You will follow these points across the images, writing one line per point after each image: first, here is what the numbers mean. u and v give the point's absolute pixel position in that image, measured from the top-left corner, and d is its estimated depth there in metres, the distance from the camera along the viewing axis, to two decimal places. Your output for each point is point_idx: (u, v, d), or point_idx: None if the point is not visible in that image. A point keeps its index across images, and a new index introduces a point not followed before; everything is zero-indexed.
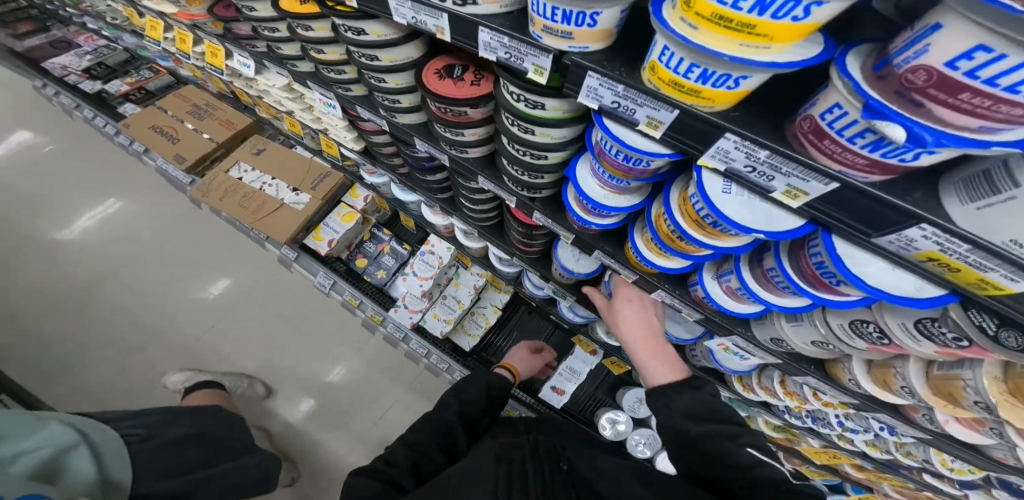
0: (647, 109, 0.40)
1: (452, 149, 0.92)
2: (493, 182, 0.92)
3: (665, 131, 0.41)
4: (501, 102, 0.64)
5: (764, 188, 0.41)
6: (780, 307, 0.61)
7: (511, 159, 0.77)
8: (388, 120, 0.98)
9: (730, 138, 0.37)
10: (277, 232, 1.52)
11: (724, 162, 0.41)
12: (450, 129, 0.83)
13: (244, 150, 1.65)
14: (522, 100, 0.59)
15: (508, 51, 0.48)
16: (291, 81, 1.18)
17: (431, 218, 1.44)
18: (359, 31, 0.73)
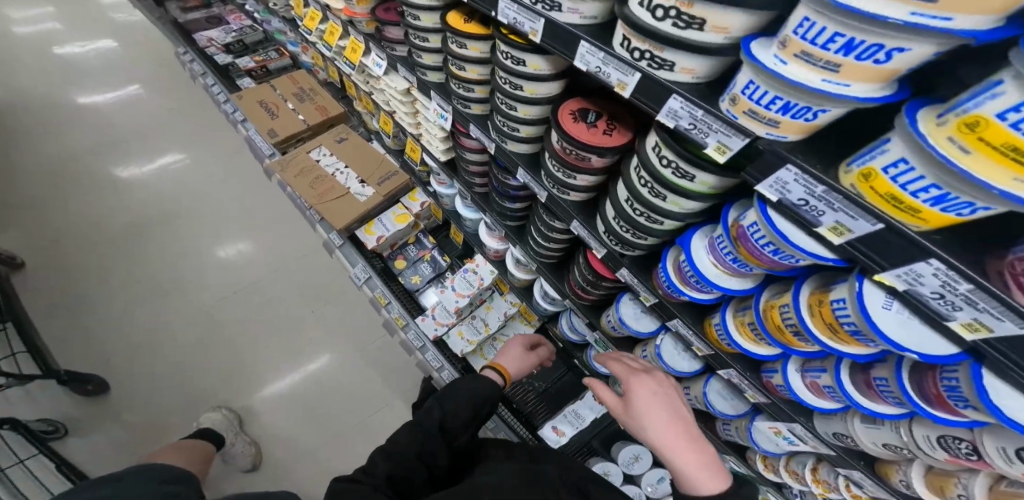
0: (840, 215, 0.43)
1: (554, 188, 0.96)
2: (587, 228, 0.95)
3: (850, 238, 0.44)
4: (644, 163, 0.68)
5: (943, 315, 0.44)
6: (871, 412, 0.62)
7: (620, 213, 0.81)
8: (499, 145, 1.04)
9: (934, 265, 0.38)
10: (336, 216, 1.58)
11: (909, 284, 0.43)
12: (566, 169, 0.88)
13: (329, 137, 1.77)
14: (671, 168, 0.63)
15: (695, 123, 0.52)
16: (411, 87, 1.28)
17: (487, 239, 1.48)
18: (519, 61, 0.81)
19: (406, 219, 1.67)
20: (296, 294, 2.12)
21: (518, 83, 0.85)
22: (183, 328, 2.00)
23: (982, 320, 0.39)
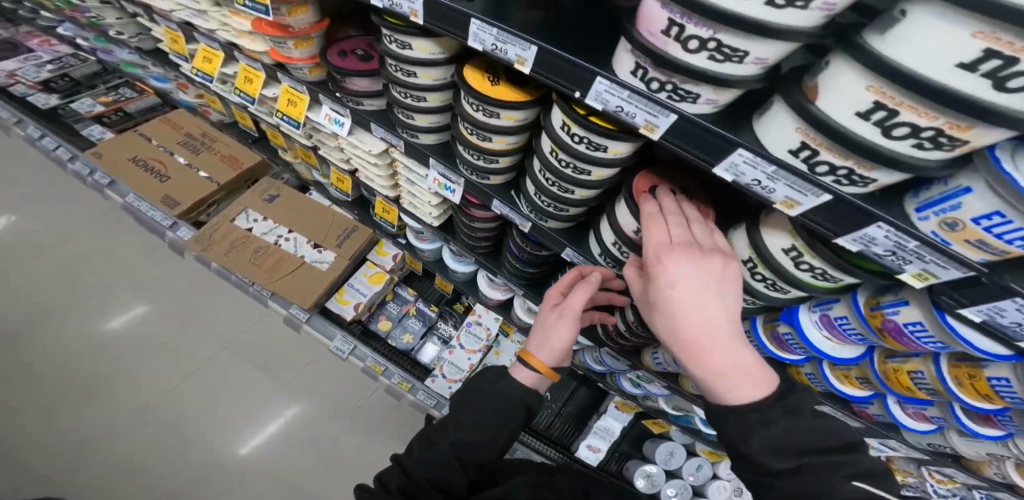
0: (791, 190, 0.43)
1: (472, 175, 0.87)
2: (510, 208, 0.87)
3: (801, 213, 0.43)
4: (559, 140, 0.61)
5: (891, 268, 0.44)
6: (834, 356, 0.63)
7: (539, 189, 0.76)
8: (403, 140, 0.93)
9: (884, 229, 0.40)
10: (296, 290, 1.58)
11: (861, 244, 0.43)
12: (478, 157, 0.79)
13: (256, 196, 1.76)
14: (583, 142, 0.59)
15: (622, 104, 0.48)
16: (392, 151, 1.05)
17: (489, 292, 1.46)
18: (405, 44, 0.70)
19: (380, 276, 1.77)
20: (234, 355, 1.92)
21: (409, 71, 0.75)
22: (111, 431, 1.74)
23: (925, 271, 0.43)
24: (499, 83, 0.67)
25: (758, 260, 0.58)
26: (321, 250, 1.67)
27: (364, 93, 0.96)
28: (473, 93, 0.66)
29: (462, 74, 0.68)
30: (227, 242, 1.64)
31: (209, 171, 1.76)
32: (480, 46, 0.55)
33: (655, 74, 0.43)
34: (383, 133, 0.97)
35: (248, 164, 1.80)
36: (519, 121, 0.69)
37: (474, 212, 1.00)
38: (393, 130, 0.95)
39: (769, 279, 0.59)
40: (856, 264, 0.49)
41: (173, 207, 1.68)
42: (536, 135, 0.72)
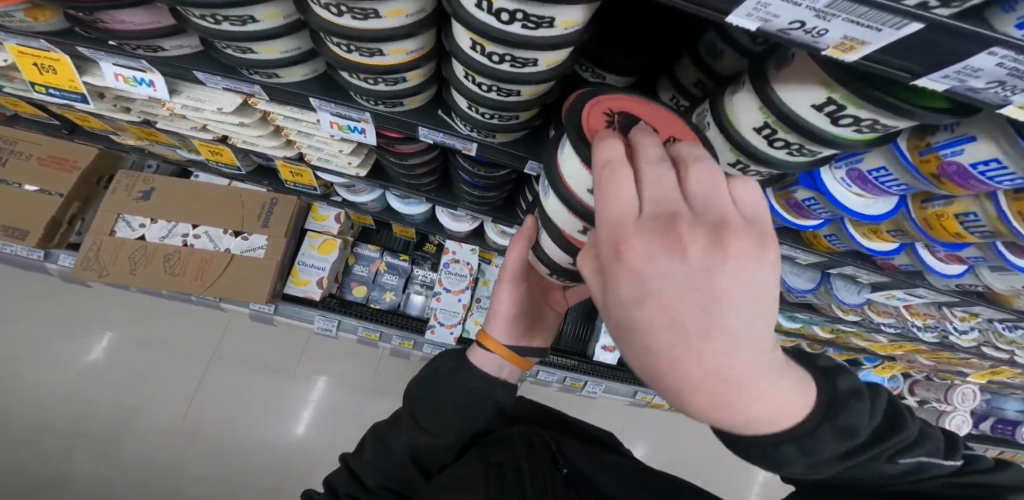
0: (854, 27, 0.29)
1: (378, 105, 0.64)
2: (445, 136, 0.67)
3: (864, 53, 0.32)
4: (485, 31, 0.40)
5: (995, 103, 0.34)
6: (863, 213, 0.62)
7: (468, 99, 0.56)
8: (257, 84, 0.64)
9: (997, 56, 0.28)
10: (237, 289, 1.37)
11: (959, 81, 0.32)
12: (377, 78, 0.56)
13: (123, 198, 1.42)
14: (519, 21, 0.39)
15: None
16: (246, 97, 0.70)
17: (455, 226, 1.37)
18: None
19: (330, 243, 1.60)
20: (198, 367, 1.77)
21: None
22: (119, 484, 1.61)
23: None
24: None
25: (779, 125, 0.46)
26: (247, 236, 1.43)
27: (150, 34, 0.57)
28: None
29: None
30: (125, 259, 1.36)
31: (37, 182, 1.39)
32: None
33: None
34: (221, 84, 0.66)
35: (86, 161, 1.44)
36: (410, 15, 0.46)
37: (400, 148, 0.78)
38: (236, 74, 0.63)
39: (793, 145, 0.49)
40: (919, 103, 0.38)
41: (23, 238, 1.35)
42: (443, 31, 0.50)
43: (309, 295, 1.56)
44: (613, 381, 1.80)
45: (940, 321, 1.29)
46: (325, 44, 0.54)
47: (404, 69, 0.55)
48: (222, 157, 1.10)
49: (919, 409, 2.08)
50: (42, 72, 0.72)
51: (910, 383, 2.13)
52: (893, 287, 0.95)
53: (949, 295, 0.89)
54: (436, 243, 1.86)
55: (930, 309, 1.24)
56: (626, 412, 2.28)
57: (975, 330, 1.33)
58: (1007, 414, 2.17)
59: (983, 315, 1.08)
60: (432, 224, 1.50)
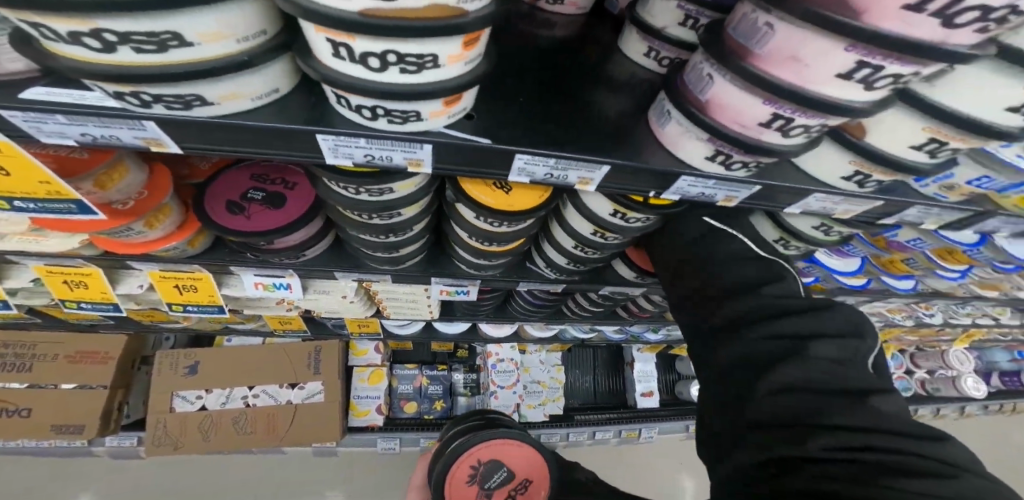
0: (851, 206, 0.50)
1: (478, 271, 0.78)
2: (533, 280, 0.84)
3: (852, 215, 0.52)
4: (614, 226, 0.58)
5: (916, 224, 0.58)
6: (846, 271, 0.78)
7: (570, 260, 0.72)
8: (387, 272, 0.76)
9: (920, 208, 0.51)
10: (313, 435, 1.52)
11: (898, 219, 0.55)
12: (491, 256, 0.70)
13: (172, 375, 1.48)
14: (636, 220, 0.57)
15: (705, 190, 0.47)
16: (366, 283, 0.83)
17: (493, 333, 1.55)
18: (381, 191, 0.51)
19: (377, 372, 1.75)
20: None
21: (393, 212, 0.57)
22: None
23: (937, 216, 0.55)
24: (512, 188, 0.56)
25: (789, 237, 0.65)
26: (303, 385, 1.54)
27: (303, 247, 0.64)
28: (498, 215, 0.55)
29: (468, 196, 0.55)
30: (195, 430, 1.46)
31: (76, 379, 1.39)
32: (530, 178, 0.47)
33: (741, 158, 0.41)
34: (354, 275, 0.75)
35: (119, 349, 1.43)
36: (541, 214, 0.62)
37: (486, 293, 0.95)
38: (364, 268, 0.73)
39: (801, 247, 0.67)
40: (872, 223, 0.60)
41: (80, 433, 1.39)
42: (559, 220, 0.65)
43: (372, 423, 1.70)
44: (665, 421, 2.06)
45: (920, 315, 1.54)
46: (461, 238, 0.69)
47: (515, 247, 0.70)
48: (289, 324, 1.17)
49: (932, 379, 2.34)
50: (182, 292, 0.74)
51: (909, 357, 2.41)
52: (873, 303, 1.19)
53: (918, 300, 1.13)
54: (467, 346, 1.99)
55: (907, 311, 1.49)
56: (679, 455, 2.33)
57: (947, 314, 1.58)
58: (1002, 365, 2.46)
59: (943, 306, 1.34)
60: (472, 332, 1.59)
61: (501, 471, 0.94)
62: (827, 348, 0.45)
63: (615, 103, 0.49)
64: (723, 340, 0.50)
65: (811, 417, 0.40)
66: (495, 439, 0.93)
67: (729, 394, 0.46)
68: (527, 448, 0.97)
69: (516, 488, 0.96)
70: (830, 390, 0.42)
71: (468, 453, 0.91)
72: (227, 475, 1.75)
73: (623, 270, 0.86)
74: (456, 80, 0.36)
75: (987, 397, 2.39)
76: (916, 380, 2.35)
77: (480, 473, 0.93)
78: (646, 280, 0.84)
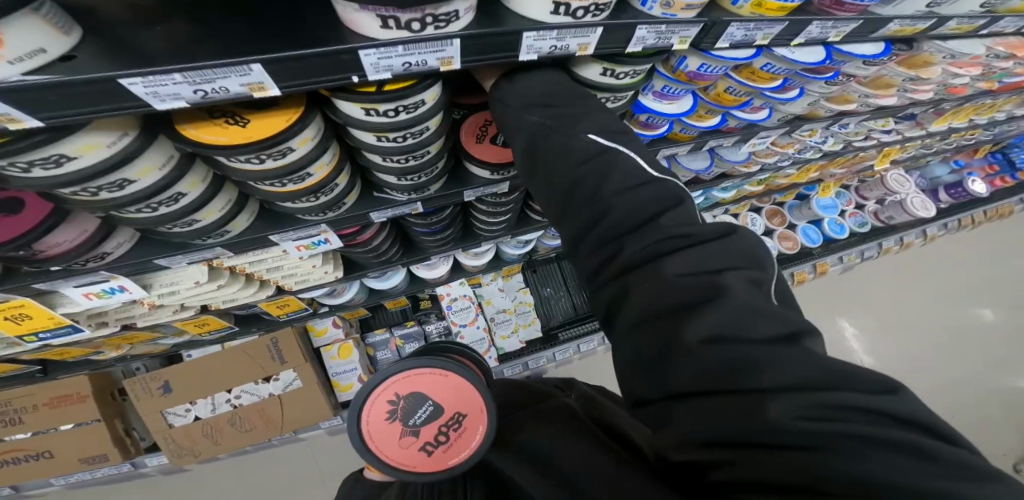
0: (578, 39, 0.50)
1: (324, 215, 0.74)
2: (388, 208, 0.81)
3: (593, 49, 0.52)
4: (383, 125, 0.53)
5: (670, 47, 0.58)
6: (685, 113, 0.81)
7: (394, 173, 0.69)
8: (215, 247, 0.71)
9: (645, 29, 0.52)
10: (305, 415, 1.60)
11: (643, 45, 0.56)
12: (307, 197, 0.65)
13: (148, 398, 1.44)
14: (402, 111, 0.52)
15: (406, 60, 0.43)
16: (211, 261, 0.78)
17: (431, 273, 1.50)
18: (56, 160, 0.41)
19: (346, 346, 1.73)
20: None
21: (117, 181, 0.46)
22: None
23: (677, 32, 0.56)
24: (249, 120, 0.49)
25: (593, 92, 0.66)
26: (278, 377, 1.55)
27: (85, 244, 0.59)
28: (239, 153, 0.48)
29: (193, 142, 0.47)
30: (199, 436, 1.52)
31: (68, 420, 1.37)
32: (183, 101, 0.39)
33: (408, 15, 0.39)
34: (184, 260, 0.71)
35: (88, 389, 1.35)
36: (315, 138, 0.55)
37: (361, 238, 0.91)
38: (192, 247, 0.69)
39: (611, 97, 0.68)
40: (643, 55, 0.60)
41: (106, 459, 1.45)
42: (344, 135, 0.61)
43: None
44: None
45: (835, 144, 1.53)
46: (261, 190, 0.61)
47: (326, 182, 0.63)
48: (207, 325, 1.16)
49: (885, 209, 2.38)
50: (14, 320, 0.71)
51: (855, 192, 2.47)
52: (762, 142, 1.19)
53: (798, 127, 1.14)
54: (428, 296, 1.95)
55: (818, 146, 1.49)
56: None
57: (861, 138, 1.59)
58: (945, 179, 2.49)
59: (839, 127, 1.35)
60: (416, 282, 1.61)
61: (422, 404, 0.76)
62: (739, 283, 0.44)
63: None
64: (638, 292, 0.47)
65: (748, 374, 0.39)
66: (412, 369, 0.76)
67: (656, 357, 0.44)
68: (454, 377, 0.77)
69: (449, 426, 0.75)
70: (761, 336, 0.41)
71: (378, 388, 0.77)
72: (240, 476, 1.83)
73: (478, 173, 0.84)
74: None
75: (939, 213, 2.46)
76: (868, 213, 2.41)
77: (402, 409, 0.77)
78: (503, 173, 0.83)
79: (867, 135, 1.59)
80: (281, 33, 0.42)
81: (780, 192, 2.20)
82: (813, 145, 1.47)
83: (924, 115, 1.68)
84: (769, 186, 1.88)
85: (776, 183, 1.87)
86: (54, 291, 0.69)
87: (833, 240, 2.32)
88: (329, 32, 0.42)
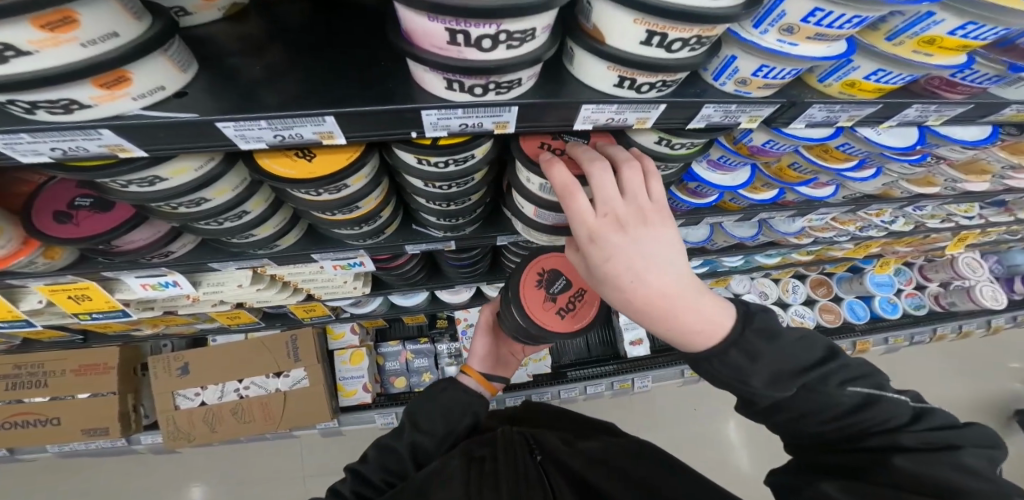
0: (638, 114, 0.50)
1: (365, 241, 0.78)
2: (423, 243, 0.83)
3: (653, 122, 0.52)
4: (433, 174, 0.56)
5: (734, 124, 0.57)
6: (740, 185, 0.79)
7: (435, 213, 0.72)
8: (264, 257, 0.76)
9: (709, 105, 0.51)
10: (305, 416, 1.58)
11: (705, 121, 0.54)
12: (356, 224, 0.69)
13: (165, 378, 1.52)
14: (450, 164, 0.54)
15: (465, 121, 0.44)
16: (258, 268, 0.82)
17: (451, 297, 1.53)
18: (149, 180, 0.47)
19: (358, 352, 1.75)
20: None
21: (195, 199, 0.52)
22: None
23: (748, 111, 0.54)
24: (314, 154, 0.53)
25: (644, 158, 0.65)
26: (288, 373, 1.58)
27: (156, 244, 0.67)
28: (302, 186, 0.52)
29: (265, 172, 0.52)
30: (200, 422, 1.54)
31: (88, 388, 1.44)
32: (263, 142, 0.43)
33: (473, 81, 0.39)
34: (232, 265, 0.77)
35: (117, 360, 1.45)
36: (369, 175, 0.59)
37: (394, 262, 0.94)
38: (241, 255, 0.74)
39: (662, 165, 0.67)
40: (704, 129, 0.59)
41: (107, 433, 1.47)
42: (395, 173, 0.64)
43: (361, 402, 1.73)
44: (656, 367, 2.02)
45: (892, 224, 1.45)
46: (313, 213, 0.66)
47: (371, 214, 0.68)
48: (232, 318, 1.20)
49: (948, 293, 2.25)
50: (77, 300, 0.78)
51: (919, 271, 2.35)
52: (816, 215, 1.14)
53: (859, 204, 1.08)
54: (446, 316, 1.98)
55: (875, 223, 1.42)
56: (683, 399, 2.29)
57: (920, 221, 1.51)
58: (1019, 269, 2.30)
59: (901, 207, 1.28)
60: (436, 302, 1.63)
61: (559, 278, 0.92)
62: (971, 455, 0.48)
63: (373, 46, 0.48)
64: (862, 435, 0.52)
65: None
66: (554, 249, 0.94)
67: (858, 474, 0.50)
68: None
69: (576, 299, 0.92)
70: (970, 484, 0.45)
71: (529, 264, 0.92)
72: (237, 465, 1.86)
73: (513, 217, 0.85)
74: (76, 63, 0.31)
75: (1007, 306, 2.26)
76: (928, 295, 2.28)
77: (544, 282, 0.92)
78: None
79: (931, 217, 1.49)
80: (353, 83, 0.43)
81: (831, 263, 2.12)
82: (872, 222, 1.39)
83: (994, 206, 1.58)
84: (814, 254, 1.80)
85: (822, 253, 1.79)
86: (115, 278, 0.77)
87: (882, 319, 2.20)
88: (399, 88, 0.43)
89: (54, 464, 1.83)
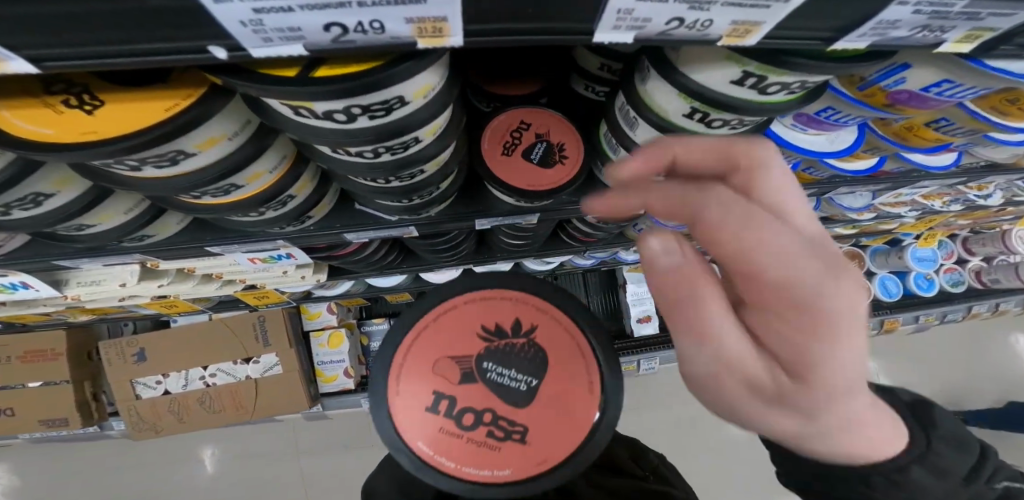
0: (742, 11, 0.21)
1: (283, 229, 0.55)
2: (371, 229, 0.60)
3: (764, 33, 0.24)
4: (333, 133, 0.31)
5: (931, 43, 0.30)
6: (834, 154, 0.52)
7: (371, 192, 0.48)
8: (133, 252, 0.54)
9: (913, 2, 0.25)
10: (280, 406, 1.43)
11: (879, 35, 0.28)
12: (251, 212, 0.46)
13: (120, 363, 1.34)
14: (355, 117, 0.30)
15: (327, 19, 0.18)
16: (151, 262, 0.59)
17: (437, 278, 1.31)
18: None
19: (337, 334, 1.56)
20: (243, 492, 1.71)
21: None
22: None
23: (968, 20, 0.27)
24: (103, 103, 0.29)
25: (706, 108, 0.39)
26: (258, 359, 1.40)
27: None
28: (88, 157, 0.29)
29: (9, 137, 0.28)
30: (164, 411, 1.39)
31: (37, 377, 1.29)
32: None
33: None
34: (94, 261, 0.55)
35: (64, 345, 1.28)
36: (233, 135, 0.35)
37: (341, 251, 0.71)
38: (104, 250, 0.53)
39: (733, 120, 0.40)
40: (836, 57, 0.31)
41: (66, 424, 1.32)
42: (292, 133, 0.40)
43: (342, 388, 1.58)
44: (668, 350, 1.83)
45: (980, 198, 1.16)
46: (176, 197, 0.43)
47: (268, 197, 0.44)
48: (166, 307, 1.00)
49: (991, 269, 1.96)
50: None
51: (962, 243, 2.04)
52: (905, 189, 0.87)
53: (973, 176, 0.80)
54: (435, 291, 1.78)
55: (959, 197, 1.13)
56: None
57: (1010, 192, 1.22)
58: None
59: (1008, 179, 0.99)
60: (421, 280, 1.41)
61: None
62: None
63: None
64: None
65: None
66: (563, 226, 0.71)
67: None
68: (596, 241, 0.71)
69: None
70: None
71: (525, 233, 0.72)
72: (218, 444, 1.76)
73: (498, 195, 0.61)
74: None
75: None
76: (968, 271, 2.00)
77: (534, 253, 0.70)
78: (532, 202, 0.59)
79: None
80: None
81: (869, 234, 1.85)
82: (958, 195, 1.11)
83: None
84: (864, 229, 1.53)
85: (874, 228, 1.51)
86: None
87: (914, 296, 1.97)
88: None
89: (28, 443, 1.74)
